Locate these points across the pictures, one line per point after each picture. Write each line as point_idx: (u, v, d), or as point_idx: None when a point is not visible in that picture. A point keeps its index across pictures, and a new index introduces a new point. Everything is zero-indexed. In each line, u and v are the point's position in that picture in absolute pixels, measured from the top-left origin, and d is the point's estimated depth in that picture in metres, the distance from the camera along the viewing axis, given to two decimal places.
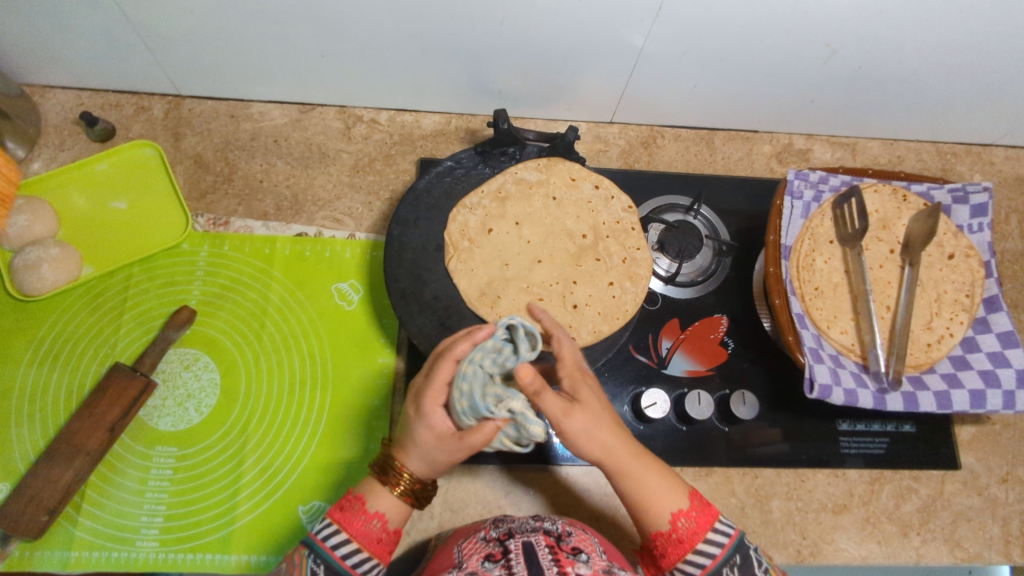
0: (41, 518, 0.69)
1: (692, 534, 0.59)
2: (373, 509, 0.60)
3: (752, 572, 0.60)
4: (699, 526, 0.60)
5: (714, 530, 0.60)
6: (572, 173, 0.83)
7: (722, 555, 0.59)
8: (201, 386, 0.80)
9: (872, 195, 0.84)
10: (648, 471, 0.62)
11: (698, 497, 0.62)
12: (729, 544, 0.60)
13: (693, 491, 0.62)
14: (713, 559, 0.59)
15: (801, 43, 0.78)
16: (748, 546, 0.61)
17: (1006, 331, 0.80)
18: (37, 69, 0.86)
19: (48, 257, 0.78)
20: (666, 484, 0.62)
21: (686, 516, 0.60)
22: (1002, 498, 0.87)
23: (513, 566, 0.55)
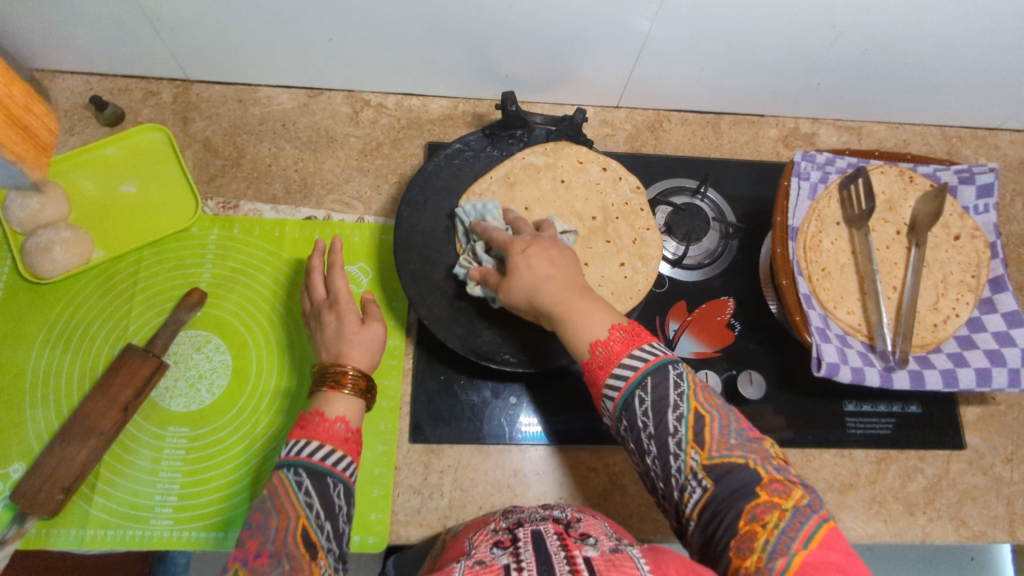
0: (58, 496, 0.70)
1: (609, 359, 0.54)
2: (333, 414, 0.61)
3: (666, 397, 0.52)
4: (619, 349, 0.55)
5: (630, 354, 0.54)
6: (580, 157, 0.83)
7: (633, 378, 0.53)
8: (213, 367, 0.81)
9: (878, 176, 0.85)
10: (582, 301, 0.58)
11: (624, 328, 0.56)
12: (646, 366, 0.53)
13: (625, 323, 0.57)
14: (626, 383, 0.53)
15: (808, 26, 0.78)
16: (671, 367, 0.54)
17: (1011, 311, 0.80)
18: (46, 53, 0.86)
19: (59, 240, 0.79)
20: (604, 312, 0.57)
21: (604, 345, 0.55)
22: (1007, 477, 0.87)
23: (521, 553, 0.54)
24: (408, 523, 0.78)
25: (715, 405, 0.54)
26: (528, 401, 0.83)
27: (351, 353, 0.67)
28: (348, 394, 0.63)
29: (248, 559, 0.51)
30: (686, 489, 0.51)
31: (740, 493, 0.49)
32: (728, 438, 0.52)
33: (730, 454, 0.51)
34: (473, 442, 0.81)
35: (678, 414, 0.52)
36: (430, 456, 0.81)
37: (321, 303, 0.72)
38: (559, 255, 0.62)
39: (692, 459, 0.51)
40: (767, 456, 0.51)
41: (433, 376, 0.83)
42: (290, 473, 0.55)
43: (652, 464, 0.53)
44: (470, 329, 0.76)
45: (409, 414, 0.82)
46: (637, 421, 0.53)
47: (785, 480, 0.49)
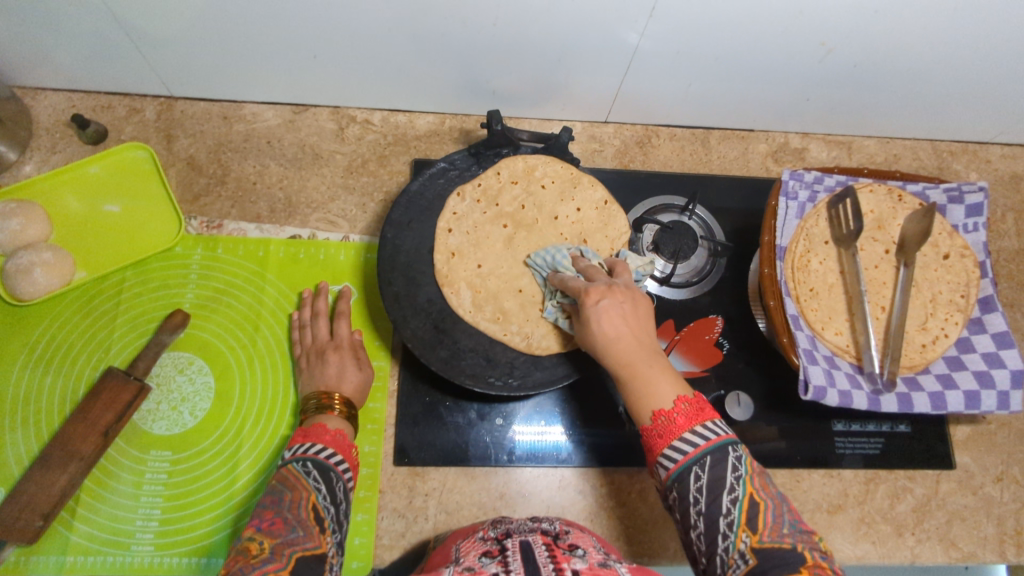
0: (36, 523, 0.69)
1: (670, 430, 0.53)
2: (331, 427, 0.67)
3: (723, 477, 0.51)
4: (682, 422, 0.53)
5: (691, 430, 0.52)
6: (521, 166, 0.82)
7: (691, 455, 0.52)
8: (196, 390, 0.80)
9: (867, 195, 0.84)
10: (652, 367, 0.56)
11: (688, 400, 0.54)
12: (706, 445, 0.52)
13: (690, 395, 0.55)
14: (684, 456, 0.52)
15: (796, 42, 0.78)
16: (730, 448, 0.53)
17: (1000, 332, 0.80)
18: (28, 71, 0.85)
19: (40, 261, 0.78)
20: (673, 382, 0.55)
21: (667, 415, 0.54)
22: (997, 497, 0.87)
23: (510, 563, 0.54)
24: (393, 547, 0.78)
25: (770, 492, 0.53)
26: (515, 419, 0.83)
27: (345, 387, 0.74)
28: (340, 415, 0.70)
29: (263, 525, 0.54)
30: (728, 567, 0.50)
31: (786, 572, 0.47)
32: (780, 526, 0.51)
33: (781, 541, 0.50)
34: (459, 464, 0.80)
35: (733, 495, 0.51)
36: (415, 479, 0.80)
37: (323, 345, 0.78)
38: (634, 311, 0.59)
39: (742, 541, 0.50)
40: (815, 545, 0.51)
41: (418, 398, 0.82)
42: (298, 464, 0.60)
43: (697, 539, 0.52)
44: (455, 351, 0.75)
45: (394, 436, 0.81)
46: (689, 494, 0.52)
47: (830, 569, 0.48)
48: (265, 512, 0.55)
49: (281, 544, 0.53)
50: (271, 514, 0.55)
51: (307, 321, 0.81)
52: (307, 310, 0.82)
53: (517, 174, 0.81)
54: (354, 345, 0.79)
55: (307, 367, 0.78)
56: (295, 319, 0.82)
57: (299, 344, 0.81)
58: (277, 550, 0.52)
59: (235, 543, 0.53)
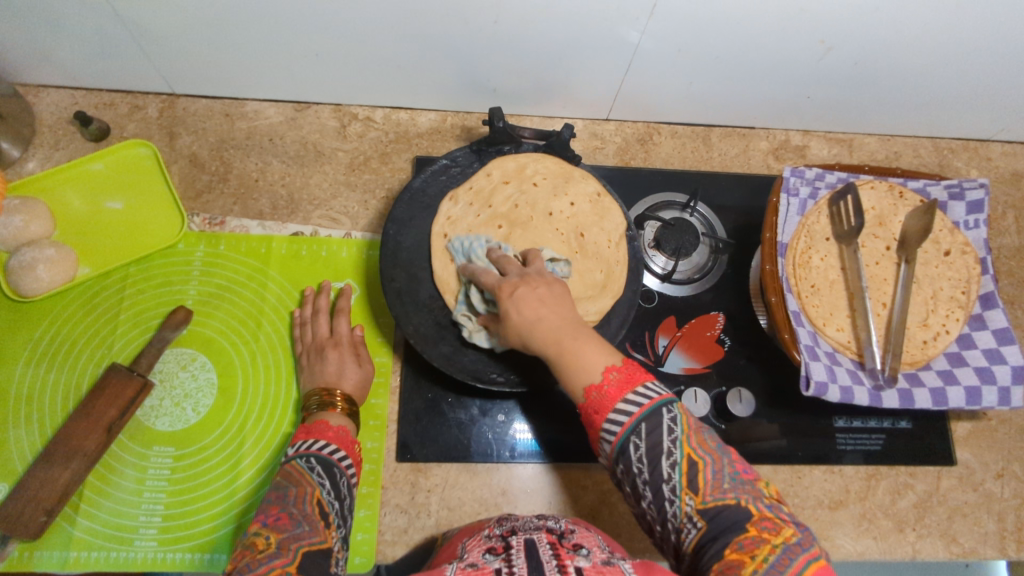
0: (40, 519, 0.69)
1: (604, 404, 0.53)
2: (333, 424, 0.68)
3: (659, 443, 0.52)
4: (614, 392, 0.53)
5: (623, 400, 0.53)
6: (515, 163, 0.82)
7: (627, 425, 0.52)
8: (199, 386, 0.80)
9: (868, 192, 0.84)
10: (576, 341, 0.56)
11: (617, 369, 0.54)
12: (640, 412, 0.52)
13: (618, 362, 0.55)
14: (621, 429, 0.52)
15: (796, 39, 0.78)
16: (664, 409, 0.53)
17: (1001, 328, 0.80)
18: (30, 68, 0.85)
19: (43, 258, 0.78)
20: (599, 350, 0.56)
21: (598, 389, 0.54)
22: (997, 493, 0.87)
23: (513, 558, 0.55)
24: (395, 543, 0.78)
25: (708, 447, 0.53)
26: (517, 416, 0.83)
27: (345, 385, 0.74)
28: (342, 412, 0.70)
29: (269, 519, 0.55)
30: (682, 531, 0.52)
31: (734, 534, 0.49)
32: (722, 481, 0.52)
33: (725, 498, 0.51)
34: (461, 461, 0.81)
35: (671, 459, 0.52)
36: (417, 475, 0.80)
37: (323, 342, 0.78)
38: (548, 291, 0.59)
39: (687, 504, 0.51)
40: (758, 492, 0.52)
41: (420, 395, 0.82)
42: (301, 460, 0.61)
43: (649, 507, 0.53)
44: (457, 348, 0.76)
45: (396, 432, 0.81)
46: (631, 466, 0.52)
47: (777, 518, 0.50)
48: (271, 507, 0.56)
49: (287, 539, 0.53)
50: (277, 509, 0.55)
51: (308, 318, 0.81)
52: (308, 308, 0.82)
53: (518, 171, 0.82)
54: (354, 342, 0.79)
55: (307, 364, 0.78)
56: (296, 316, 0.83)
57: (300, 340, 0.81)
58: (283, 545, 0.52)
59: (241, 537, 0.54)
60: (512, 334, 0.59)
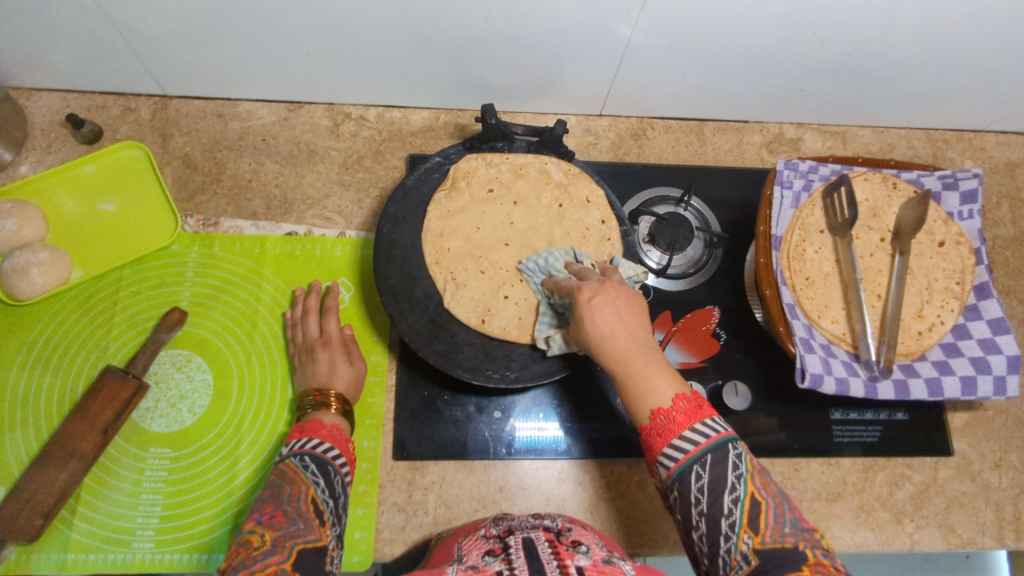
0: (37, 522, 0.69)
1: (669, 429, 0.53)
2: (327, 422, 0.68)
3: (723, 478, 0.52)
4: (681, 420, 0.53)
5: (691, 428, 0.53)
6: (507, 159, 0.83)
7: (692, 454, 0.52)
8: (194, 387, 0.80)
9: (862, 183, 0.84)
10: (646, 365, 0.55)
11: (686, 398, 0.54)
12: (707, 443, 0.53)
13: (688, 391, 0.55)
14: (684, 457, 0.52)
15: (788, 32, 0.78)
16: (730, 445, 0.53)
17: (996, 318, 0.80)
18: (22, 72, 0.85)
19: (37, 261, 0.78)
20: (670, 378, 0.55)
21: (666, 414, 0.54)
22: (995, 483, 0.87)
23: (514, 560, 0.54)
24: (393, 541, 0.78)
25: (772, 491, 0.53)
26: (514, 413, 0.83)
27: (337, 383, 0.74)
28: (336, 411, 0.70)
29: (263, 518, 0.54)
30: (731, 568, 0.51)
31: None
32: (782, 526, 0.51)
33: (783, 541, 0.50)
34: (457, 458, 0.81)
35: (734, 494, 0.52)
36: (414, 473, 0.80)
37: (313, 342, 0.78)
38: (628, 306, 0.59)
39: (744, 543, 0.50)
40: (816, 541, 0.51)
41: (416, 393, 0.82)
42: (295, 459, 0.61)
43: (700, 540, 0.53)
44: (452, 344, 0.75)
45: (393, 431, 0.81)
46: (690, 495, 0.52)
47: (832, 568, 0.49)
48: (265, 506, 0.55)
49: (283, 537, 0.53)
50: (271, 507, 0.55)
51: (299, 319, 0.81)
52: (299, 309, 0.82)
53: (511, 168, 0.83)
54: (344, 342, 0.79)
55: (299, 365, 0.78)
56: (288, 316, 0.82)
57: (291, 341, 0.81)
58: (278, 543, 0.52)
59: (236, 536, 0.54)
60: (585, 345, 0.59)
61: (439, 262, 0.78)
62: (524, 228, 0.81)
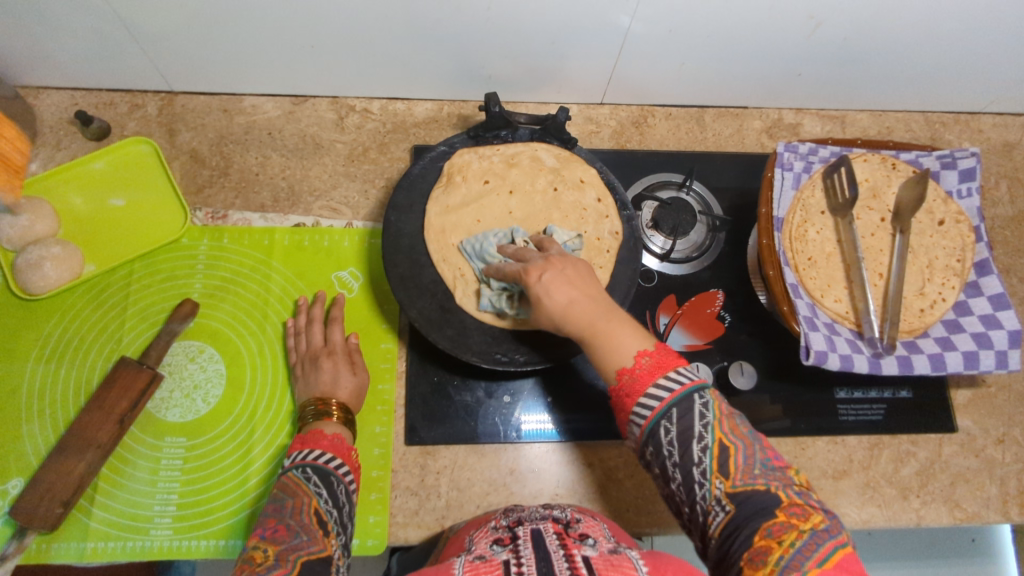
0: (57, 510, 0.70)
1: (636, 387, 0.56)
2: (329, 432, 0.70)
3: (690, 428, 0.54)
4: (645, 376, 0.56)
5: (655, 385, 0.55)
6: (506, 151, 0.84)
7: (658, 408, 0.54)
8: (208, 376, 0.82)
9: (862, 164, 0.85)
10: (609, 324, 0.59)
11: (649, 354, 0.57)
12: (671, 396, 0.54)
13: (651, 346, 0.58)
14: (653, 412, 0.54)
15: (785, 17, 0.79)
16: (696, 395, 0.55)
17: (996, 294, 0.81)
18: (30, 70, 0.86)
19: (50, 256, 0.79)
20: (632, 333, 0.58)
21: (629, 372, 0.56)
22: (999, 458, 0.88)
23: (521, 549, 0.55)
24: (407, 524, 0.79)
25: (739, 432, 0.55)
26: (523, 398, 0.84)
27: (340, 394, 0.75)
28: (338, 420, 0.72)
29: (267, 533, 0.57)
30: (709, 513, 0.53)
31: (764, 518, 0.50)
32: (752, 467, 0.53)
33: (754, 482, 0.52)
34: (469, 441, 0.82)
35: (703, 442, 0.53)
36: (426, 457, 0.81)
37: (317, 350, 0.79)
38: (575, 273, 0.62)
39: (717, 488, 0.53)
40: (790, 481, 0.53)
41: (426, 378, 0.84)
42: (298, 471, 0.63)
43: (678, 490, 0.55)
44: (462, 330, 0.77)
45: (404, 416, 0.83)
46: (663, 448, 0.54)
47: (806, 505, 0.51)
48: (270, 520, 0.58)
49: (286, 550, 0.55)
50: (275, 522, 0.58)
51: (302, 327, 0.82)
52: (302, 317, 0.83)
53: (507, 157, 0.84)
54: (348, 351, 0.80)
55: (301, 374, 0.79)
56: (289, 325, 0.83)
57: (295, 350, 0.81)
58: (281, 556, 0.54)
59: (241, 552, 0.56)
60: (544, 318, 0.61)
61: (442, 250, 0.79)
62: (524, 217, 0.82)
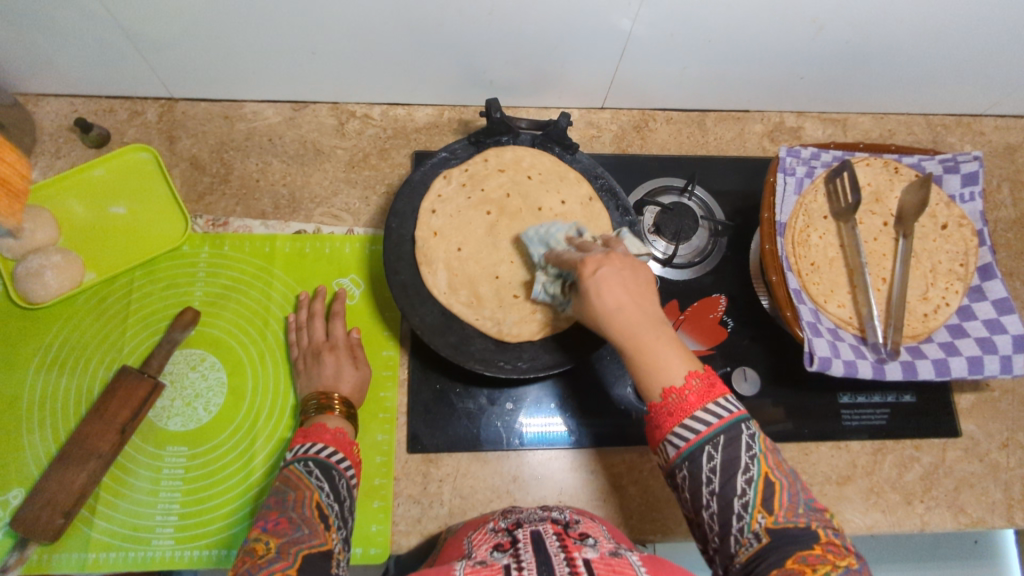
0: (58, 521, 0.70)
1: (682, 408, 0.54)
2: (332, 425, 0.69)
3: (737, 458, 0.53)
4: (693, 399, 0.54)
5: (704, 409, 0.54)
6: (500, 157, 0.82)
7: (704, 434, 0.53)
8: (209, 385, 0.81)
9: (864, 169, 0.85)
10: (656, 340, 0.56)
11: (699, 376, 0.55)
12: (720, 423, 0.54)
13: (700, 369, 0.56)
14: (697, 437, 0.53)
15: (787, 21, 0.78)
16: (743, 426, 0.54)
17: (1000, 298, 0.81)
18: (30, 78, 0.86)
19: (50, 264, 0.79)
20: (681, 353, 0.56)
21: (678, 392, 0.54)
22: (1003, 463, 0.88)
23: (522, 553, 0.55)
24: (410, 533, 0.79)
25: (784, 470, 0.55)
26: (525, 405, 0.84)
27: (342, 387, 0.75)
28: (340, 414, 0.72)
29: (269, 525, 0.56)
30: (741, 545, 0.52)
31: (801, 550, 0.50)
32: (795, 505, 0.53)
33: (796, 520, 0.52)
34: (471, 449, 0.81)
35: (747, 475, 0.53)
36: (429, 465, 0.81)
37: (319, 345, 0.79)
38: (633, 277, 0.58)
39: (757, 521, 0.52)
40: (827, 521, 0.53)
41: (429, 385, 0.83)
42: (300, 464, 0.62)
43: (710, 519, 0.54)
44: (463, 337, 0.76)
45: (406, 424, 0.82)
46: (701, 474, 0.53)
47: (843, 545, 0.52)
48: (271, 513, 0.57)
49: (287, 543, 0.55)
50: (277, 514, 0.57)
51: (304, 323, 0.82)
52: (303, 313, 0.83)
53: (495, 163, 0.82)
54: (350, 345, 0.80)
55: (303, 369, 0.79)
56: (291, 321, 0.83)
57: (296, 346, 0.81)
58: (283, 549, 0.54)
59: (242, 544, 0.55)
60: (590, 315, 0.58)
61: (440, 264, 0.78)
62: (459, 227, 0.80)
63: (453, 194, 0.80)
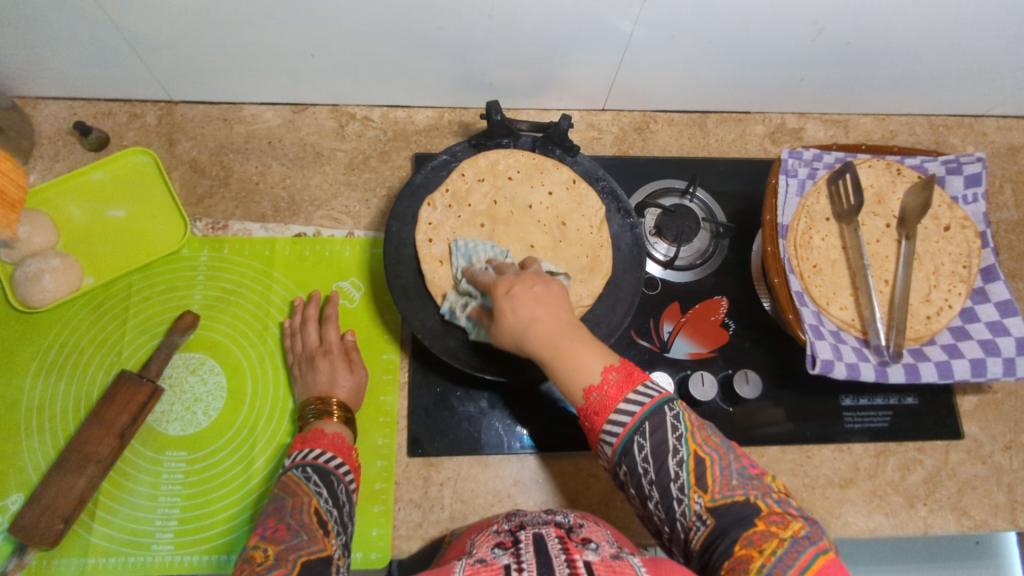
0: (57, 526, 0.70)
1: (605, 405, 0.55)
2: (329, 431, 0.69)
3: (664, 442, 0.54)
4: (614, 393, 0.55)
5: (624, 399, 0.55)
6: (499, 159, 0.83)
7: (630, 425, 0.54)
8: (209, 389, 0.81)
9: (866, 170, 0.85)
10: (572, 344, 0.57)
11: (616, 369, 0.56)
12: (643, 409, 0.55)
13: (617, 363, 0.57)
14: (624, 429, 0.55)
15: (788, 22, 0.78)
16: (665, 407, 0.55)
17: (1003, 300, 0.80)
18: (28, 81, 0.86)
19: (49, 268, 0.79)
20: (598, 352, 0.57)
21: (598, 390, 0.55)
22: (1006, 465, 0.88)
23: (522, 554, 0.54)
24: (410, 537, 0.78)
25: (713, 443, 0.55)
26: (526, 408, 0.83)
27: (341, 392, 0.75)
28: (339, 419, 0.72)
29: (267, 532, 0.56)
30: (691, 530, 0.53)
31: (745, 528, 0.50)
32: (729, 478, 0.54)
33: (733, 494, 0.52)
34: (472, 453, 0.81)
35: (678, 457, 0.54)
36: (429, 469, 0.81)
37: (315, 350, 0.79)
38: (545, 291, 0.59)
39: (696, 503, 0.53)
40: (766, 489, 0.53)
41: (429, 389, 0.83)
42: (298, 471, 0.62)
43: (656, 508, 0.55)
44: (464, 341, 0.76)
45: (407, 428, 0.82)
46: (637, 466, 0.55)
47: (786, 512, 0.51)
48: (269, 520, 0.57)
49: (286, 550, 0.54)
50: (275, 521, 0.57)
51: (298, 328, 0.82)
52: (299, 317, 0.83)
53: (492, 167, 0.82)
54: (346, 349, 0.80)
55: (300, 374, 0.78)
56: (287, 326, 0.83)
57: (292, 351, 0.81)
58: (281, 556, 0.53)
59: (240, 552, 0.54)
60: (503, 335, 0.59)
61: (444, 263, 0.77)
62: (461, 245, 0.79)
63: (454, 196, 0.80)
